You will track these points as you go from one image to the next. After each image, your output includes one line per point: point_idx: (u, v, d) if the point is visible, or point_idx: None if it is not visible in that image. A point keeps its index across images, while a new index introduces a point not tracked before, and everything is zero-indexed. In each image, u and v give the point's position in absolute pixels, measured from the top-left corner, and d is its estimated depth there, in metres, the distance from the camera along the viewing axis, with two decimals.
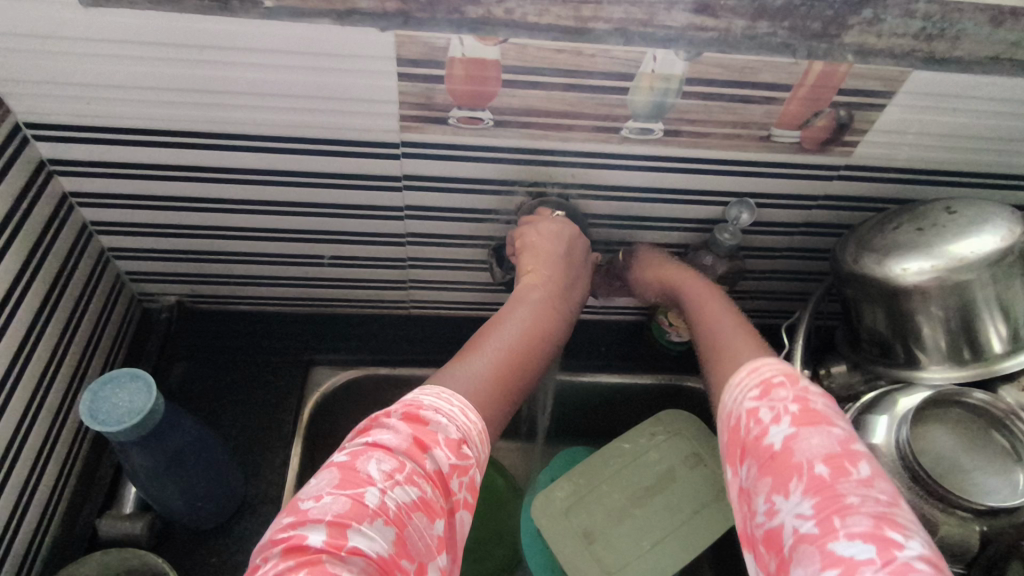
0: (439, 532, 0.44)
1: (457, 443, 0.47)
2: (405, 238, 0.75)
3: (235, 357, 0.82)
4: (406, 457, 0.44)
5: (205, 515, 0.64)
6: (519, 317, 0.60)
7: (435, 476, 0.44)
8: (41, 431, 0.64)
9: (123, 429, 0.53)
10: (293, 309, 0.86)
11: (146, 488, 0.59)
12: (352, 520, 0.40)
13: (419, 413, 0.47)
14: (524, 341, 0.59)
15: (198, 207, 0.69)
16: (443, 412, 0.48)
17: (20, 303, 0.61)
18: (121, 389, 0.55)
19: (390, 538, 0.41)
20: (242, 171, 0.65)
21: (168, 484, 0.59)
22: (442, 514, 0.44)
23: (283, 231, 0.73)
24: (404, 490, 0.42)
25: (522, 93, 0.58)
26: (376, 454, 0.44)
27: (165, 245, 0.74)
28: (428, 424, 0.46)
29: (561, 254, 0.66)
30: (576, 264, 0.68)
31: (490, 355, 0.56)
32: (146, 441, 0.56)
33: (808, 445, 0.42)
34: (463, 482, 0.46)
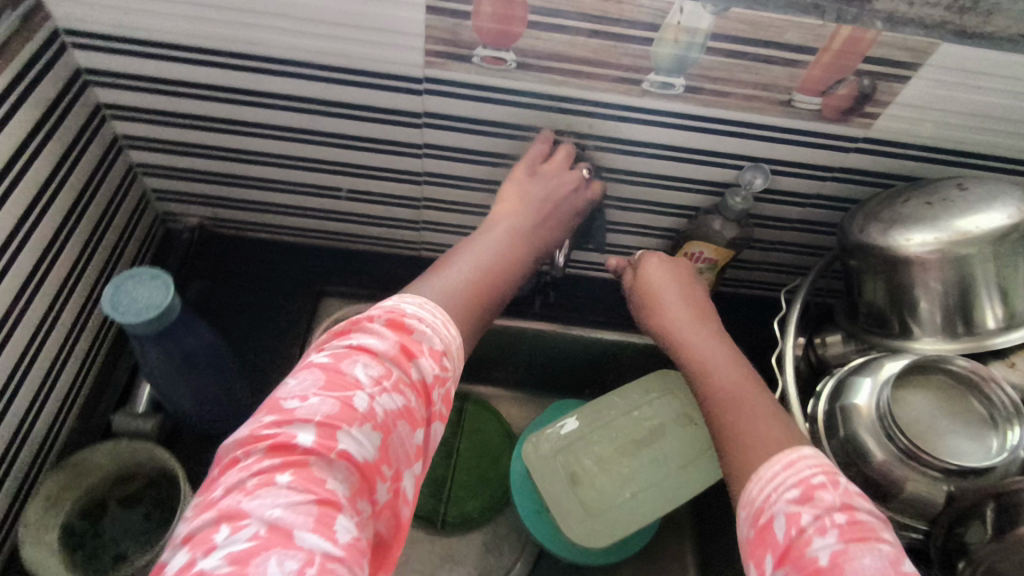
0: (417, 442, 0.47)
1: (440, 357, 0.49)
2: (421, 176, 0.76)
3: (249, 279, 0.85)
4: (393, 365, 0.46)
5: (210, 423, 0.68)
6: (497, 242, 0.63)
7: (418, 386, 0.47)
8: (63, 329, 0.68)
9: (141, 321, 0.55)
10: (309, 241, 0.88)
11: (159, 384, 0.63)
12: (342, 422, 0.43)
13: (403, 321, 0.49)
14: (502, 265, 0.61)
15: (224, 129, 0.71)
16: (427, 323, 0.50)
17: (51, 205, 0.63)
18: (140, 285, 0.57)
19: (374, 443, 0.43)
20: (267, 95, 0.67)
21: (180, 382, 0.63)
22: (422, 424, 0.47)
23: (303, 160, 0.75)
24: (388, 398, 0.45)
25: (547, 36, 0.59)
26: (363, 359, 0.46)
27: (190, 165, 0.77)
28: (415, 336, 0.49)
29: (557, 204, 0.67)
30: (572, 211, 0.69)
31: (458, 274, 0.58)
32: (161, 336, 0.58)
33: (860, 565, 0.39)
34: (443, 394, 0.49)
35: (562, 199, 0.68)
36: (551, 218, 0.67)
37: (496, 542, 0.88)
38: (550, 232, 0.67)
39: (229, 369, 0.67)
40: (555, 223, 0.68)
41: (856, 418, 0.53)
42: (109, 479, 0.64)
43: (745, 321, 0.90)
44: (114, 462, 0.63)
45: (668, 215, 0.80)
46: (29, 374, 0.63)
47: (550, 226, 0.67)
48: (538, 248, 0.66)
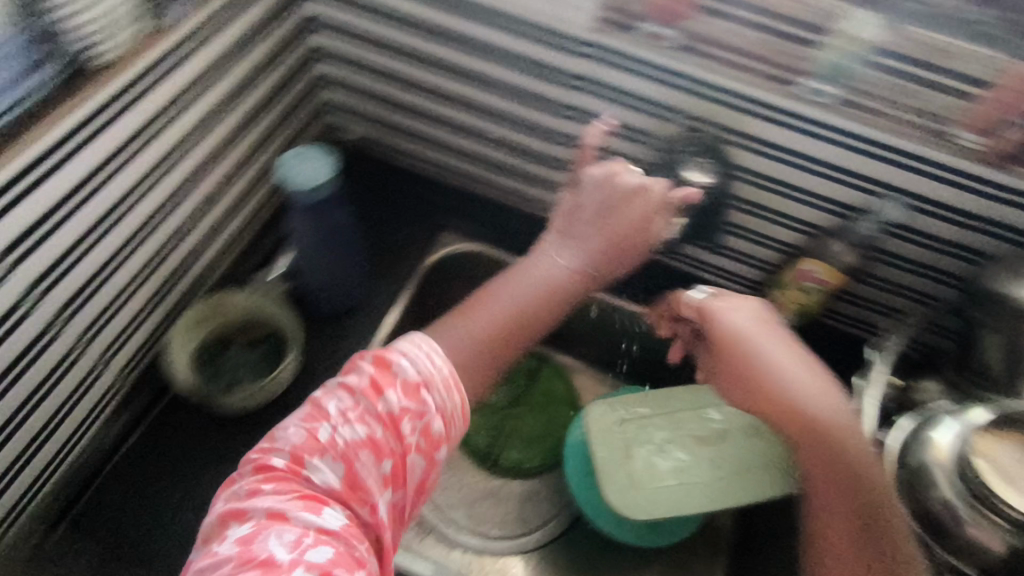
0: (388, 470, 0.48)
1: (414, 390, 0.49)
2: (558, 139, 0.81)
3: (385, 200, 0.95)
4: (362, 397, 0.49)
5: (331, 299, 0.80)
6: (517, 287, 0.60)
7: (384, 419, 0.48)
8: (234, 198, 0.78)
9: (303, 189, 0.66)
10: (442, 181, 0.96)
11: (305, 249, 0.73)
12: (307, 453, 0.47)
13: (385, 355, 0.50)
14: (512, 319, 0.59)
15: (401, 57, 0.80)
16: (409, 356, 0.51)
17: (254, 89, 0.75)
18: (306, 160, 0.66)
19: (338, 473, 0.47)
20: (447, 33, 0.75)
21: (321, 251, 0.73)
22: (393, 456, 0.48)
23: (460, 100, 0.82)
24: (352, 429, 0.48)
25: (709, 20, 0.62)
26: (336, 394, 0.49)
27: (365, 86, 0.87)
28: (392, 368, 0.50)
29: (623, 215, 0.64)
30: (641, 219, 0.64)
31: (492, 313, 0.58)
32: (317, 206, 0.68)
33: None
34: (417, 428, 0.49)
35: (625, 203, 0.64)
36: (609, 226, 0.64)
37: (537, 500, 0.92)
38: (604, 244, 0.63)
39: (353, 267, 0.78)
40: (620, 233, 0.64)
41: (930, 452, 0.53)
42: (235, 322, 0.75)
43: (843, 365, 0.86)
44: (246, 307, 0.75)
45: (788, 232, 0.79)
46: (202, 225, 0.74)
47: (614, 247, 0.64)
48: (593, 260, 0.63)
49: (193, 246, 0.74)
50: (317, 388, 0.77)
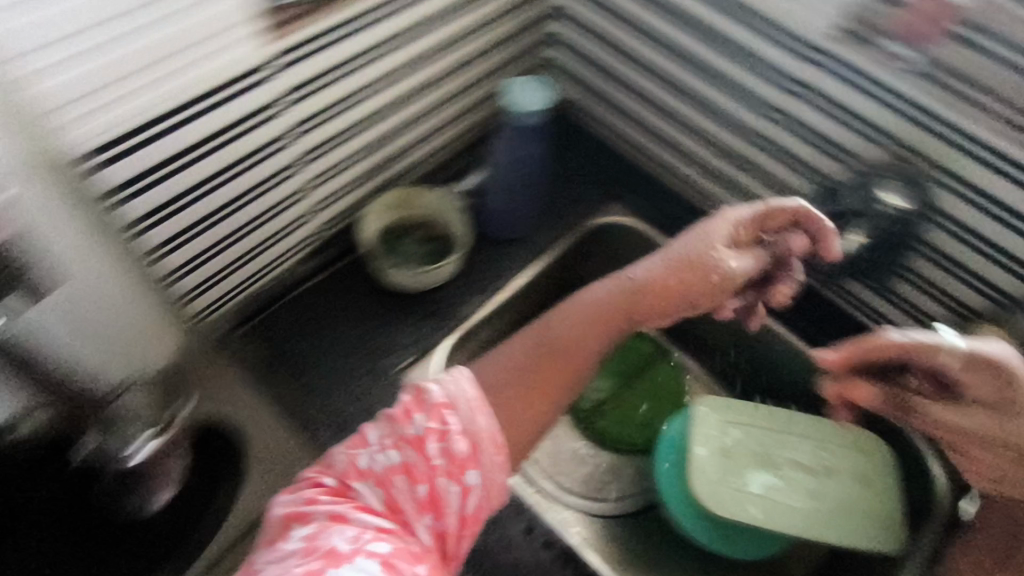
0: (424, 492, 0.50)
1: (439, 410, 0.50)
2: (755, 140, 0.82)
3: (569, 158, 0.99)
4: (392, 424, 0.51)
5: (500, 224, 0.87)
6: (554, 314, 0.62)
7: (414, 443, 0.50)
8: (452, 116, 0.86)
9: (521, 110, 0.75)
10: (626, 156, 1.00)
11: (498, 170, 0.82)
12: (352, 477, 0.51)
13: (415, 387, 0.52)
14: (564, 343, 0.60)
15: (632, 30, 0.85)
16: (437, 383, 0.52)
17: (497, 25, 0.82)
18: (529, 86, 0.75)
19: (378, 496, 0.50)
20: (685, 15, 0.78)
21: (511, 175, 0.81)
22: (427, 479, 0.50)
23: (673, 83, 0.86)
24: (388, 455, 0.50)
25: (962, 51, 0.61)
26: (375, 420, 0.52)
27: (585, 49, 0.92)
28: (420, 394, 0.51)
29: (701, 252, 0.61)
30: (687, 262, 0.61)
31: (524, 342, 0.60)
32: (526, 131, 0.77)
33: None
34: (445, 452, 0.50)
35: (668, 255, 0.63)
36: (698, 266, 0.61)
37: (610, 478, 0.94)
38: (691, 279, 0.61)
39: (523, 209, 0.86)
40: (712, 268, 0.61)
41: None
42: (420, 217, 0.85)
43: None
44: (431, 209, 0.85)
45: (970, 292, 0.75)
46: (419, 129, 0.82)
47: (672, 282, 0.61)
48: (665, 286, 0.61)
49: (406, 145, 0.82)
50: (466, 296, 0.86)
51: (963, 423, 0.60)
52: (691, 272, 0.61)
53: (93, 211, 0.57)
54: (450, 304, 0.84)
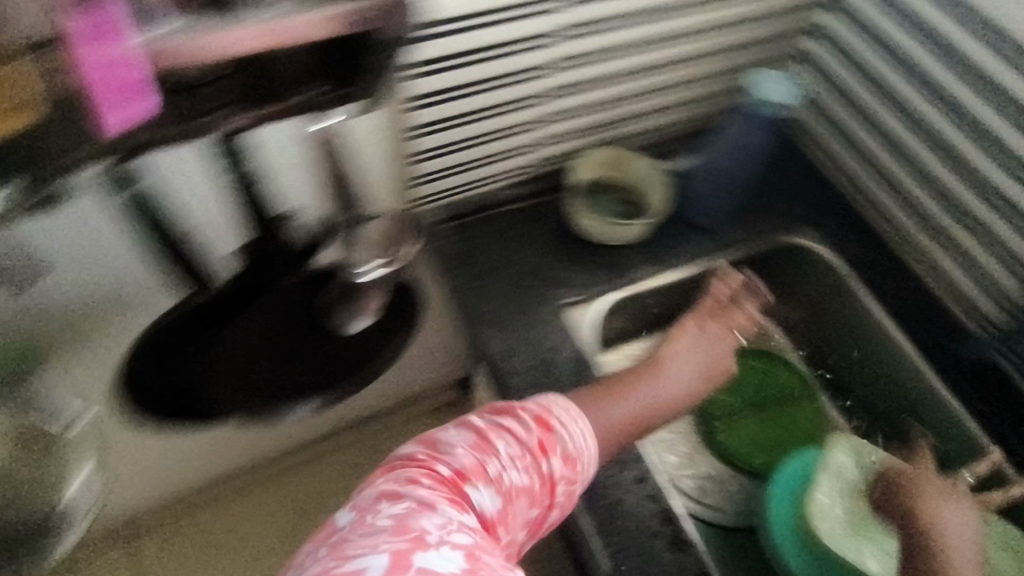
0: (529, 517, 0.55)
1: (573, 462, 0.58)
2: (996, 200, 0.78)
3: (783, 172, 0.98)
4: (529, 450, 0.56)
5: (698, 206, 0.90)
6: (640, 386, 0.68)
7: (545, 477, 0.56)
8: (682, 97, 0.90)
9: (756, 102, 0.79)
10: (842, 188, 0.97)
11: (714, 152, 0.85)
12: (470, 476, 0.54)
13: (550, 422, 0.59)
14: (642, 397, 0.67)
15: (890, 62, 0.84)
16: (573, 428, 0.59)
17: (751, 24, 0.85)
18: (771, 83, 0.80)
19: (495, 503, 0.53)
20: (958, 55, 0.76)
21: (724, 159, 0.85)
22: (540, 508, 0.56)
23: (919, 123, 0.83)
24: (520, 475, 0.55)
25: None
26: (502, 434, 0.57)
27: (831, 72, 0.92)
28: (556, 434, 0.58)
29: (714, 337, 0.76)
30: (720, 351, 0.75)
31: (614, 398, 0.65)
32: (756, 120, 0.80)
33: None
34: (566, 491, 0.57)
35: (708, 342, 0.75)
36: (712, 352, 0.74)
37: (715, 486, 0.93)
38: (711, 364, 0.73)
39: (726, 197, 0.89)
40: (721, 356, 0.75)
41: None
42: (626, 178, 0.91)
43: None
44: (640, 173, 0.90)
45: None
46: (649, 101, 0.88)
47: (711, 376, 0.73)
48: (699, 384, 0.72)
49: (634, 112, 0.89)
50: (644, 262, 0.89)
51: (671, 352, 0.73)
52: (717, 354, 0.74)
53: (396, 108, 0.71)
54: (626, 264, 0.88)
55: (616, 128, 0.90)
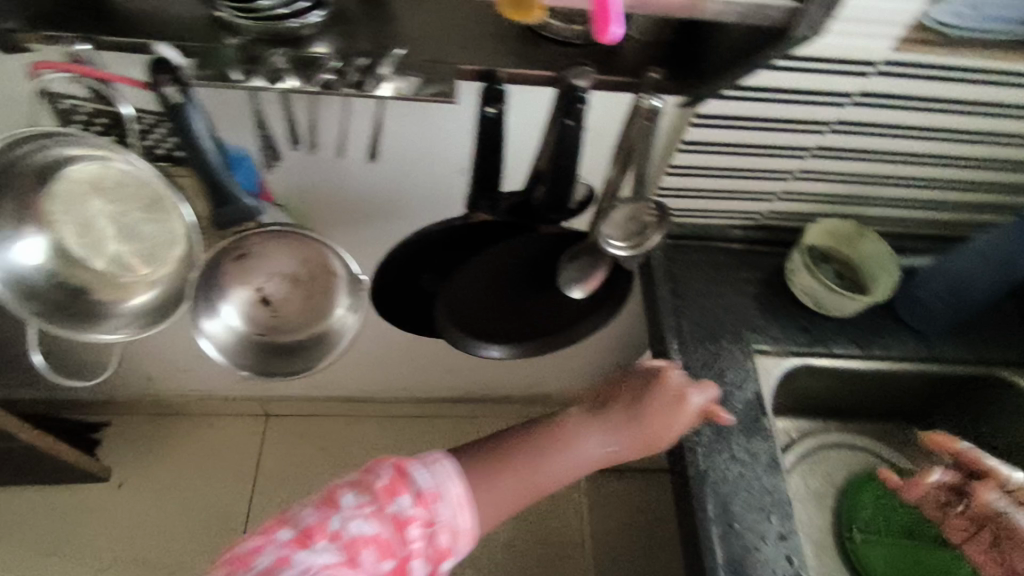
0: (385, 567, 0.55)
1: (427, 500, 0.58)
2: None
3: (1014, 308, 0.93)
4: (377, 497, 0.57)
5: (919, 304, 0.87)
6: (534, 456, 0.63)
7: (393, 521, 0.56)
8: (936, 195, 0.89)
9: None
10: None
11: (961, 254, 0.82)
12: (315, 534, 0.55)
13: (408, 465, 0.59)
14: (541, 474, 0.63)
15: None
16: (427, 467, 0.59)
17: None
18: None
19: (337, 556, 0.54)
20: None
21: (969, 264, 0.82)
22: (397, 557, 0.56)
23: None
24: (368, 525, 0.56)
25: None
26: (353, 486, 0.58)
27: None
28: (410, 477, 0.58)
29: (649, 392, 0.65)
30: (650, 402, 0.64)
31: (497, 468, 0.62)
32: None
33: None
34: (423, 534, 0.57)
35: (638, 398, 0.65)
36: (647, 403, 0.64)
37: None
38: (640, 420, 0.64)
39: (954, 305, 0.85)
40: (649, 424, 0.64)
41: None
42: (853, 255, 0.91)
43: None
44: (870, 254, 0.90)
45: None
46: (902, 188, 0.88)
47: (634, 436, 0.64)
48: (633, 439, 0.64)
49: (881, 193, 0.89)
50: (843, 338, 0.88)
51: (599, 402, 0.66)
52: (648, 412, 0.64)
53: (683, 114, 0.78)
54: (825, 333, 0.88)
55: (857, 204, 0.91)
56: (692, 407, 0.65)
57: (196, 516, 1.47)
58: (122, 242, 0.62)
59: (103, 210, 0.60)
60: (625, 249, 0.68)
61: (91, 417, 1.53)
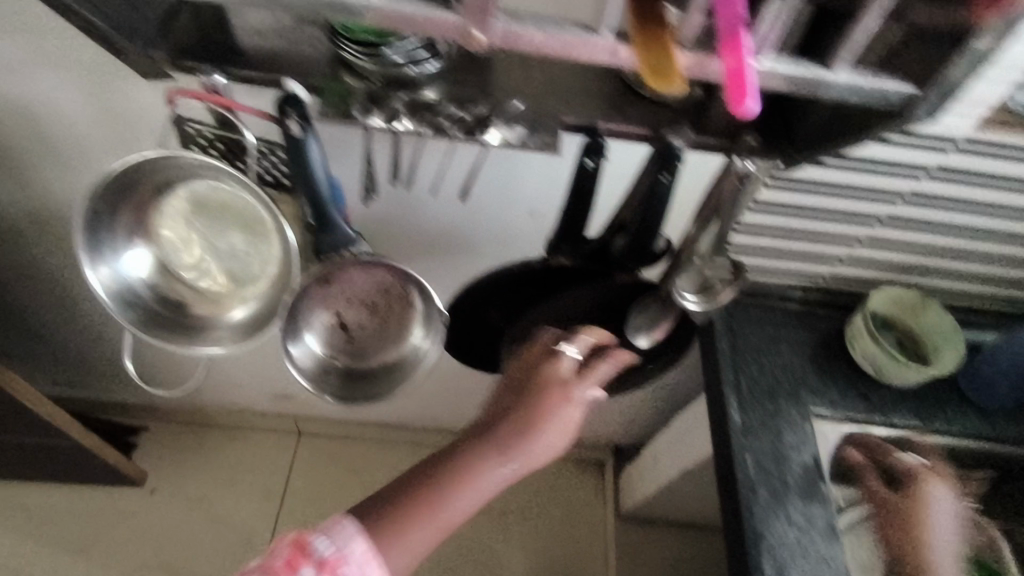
0: None
1: (330, 566, 0.54)
2: None
3: None
4: None
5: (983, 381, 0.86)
6: (446, 475, 0.60)
7: None
8: (1003, 271, 0.88)
9: None
10: None
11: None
12: None
13: (304, 540, 0.55)
14: (448, 511, 0.60)
15: None
16: (327, 534, 0.56)
17: None
18: None
19: None
20: None
21: None
22: None
23: None
24: None
25: None
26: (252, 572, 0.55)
27: None
28: (310, 548, 0.55)
29: (529, 394, 0.63)
30: (537, 387, 0.64)
31: (409, 497, 0.59)
32: None
33: None
34: None
35: (530, 386, 0.64)
36: (527, 410, 0.62)
37: None
38: (537, 401, 0.63)
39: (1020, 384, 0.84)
40: (542, 419, 0.62)
41: None
42: (917, 326, 0.90)
43: None
44: (934, 327, 0.89)
45: None
46: (970, 261, 0.87)
47: (540, 417, 0.62)
48: (532, 420, 0.62)
49: (948, 265, 0.88)
50: (903, 409, 0.86)
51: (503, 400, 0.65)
52: (526, 421, 0.62)
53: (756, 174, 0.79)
54: (883, 403, 0.87)
55: (922, 274, 0.90)
56: (577, 400, 0.64)
57: (220, 528, 1.47)
58: (215, 260, 0.64)
59: (204, 229, 0.63)
60: (697, 306, 0.69)
61: (127, 421, 1.55)
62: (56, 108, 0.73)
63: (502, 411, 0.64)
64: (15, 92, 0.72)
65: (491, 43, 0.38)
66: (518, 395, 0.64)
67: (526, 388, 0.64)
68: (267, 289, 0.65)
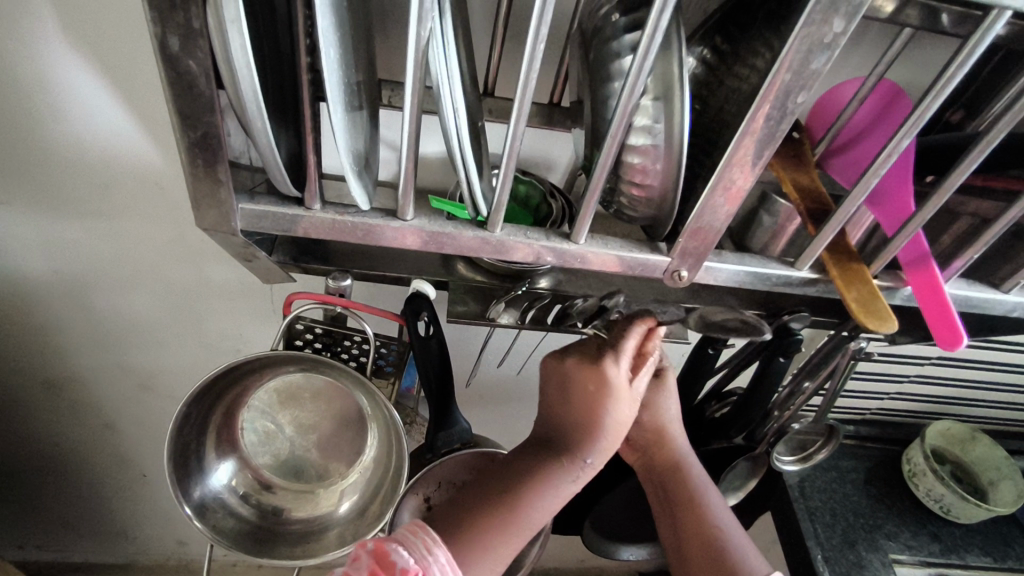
0: None
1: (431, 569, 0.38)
2: None
3: None
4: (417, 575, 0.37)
5: None
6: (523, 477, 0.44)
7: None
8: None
9: None
10: None
11: None
12: None
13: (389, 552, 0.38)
14: (537, 515, 0.43)
15: None
16: (420, 549, 0.38)
17: None
18: None
19: None
20: None
21: None
22: None
23: None
24: None
25: None
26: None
27: None
28: (393, 555, 0.38)
29: (565, 387, 0.46)
30: (579, 372, 0.45)
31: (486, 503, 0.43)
32: None
33: None
34: None
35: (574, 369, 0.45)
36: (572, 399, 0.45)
37: None
38: (589, 388, 0.44)
39: None
40: (597, 405, 0.44)
41: None
42: (970, 458, 0.92)
43: None
44: (987, 459, 0.91)
45: None
46: (1005, 391, 0.92)
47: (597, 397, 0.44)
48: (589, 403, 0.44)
49: (986, 395, 0.93)
50: (974, 548, 0.86)
51: (551, 387, 0.47)
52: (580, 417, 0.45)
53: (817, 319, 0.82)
54: (955, 543, 0.86)
55: (962, 403, 0.95)
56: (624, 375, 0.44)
57: None
58: (304, 448, 0.60)
59: (290, 419, 0.58)
60: (795, 465, 0.76)
61: None
62: (109, 285, 0.66)
63: (559, 400, 0.46)
64: (64, 272, 0.65)
65: (691, 280, 0.39)
66: (563, 378, 0.46)
67: (574, 365, 0.45)
68: (367, 471, 0.62)
